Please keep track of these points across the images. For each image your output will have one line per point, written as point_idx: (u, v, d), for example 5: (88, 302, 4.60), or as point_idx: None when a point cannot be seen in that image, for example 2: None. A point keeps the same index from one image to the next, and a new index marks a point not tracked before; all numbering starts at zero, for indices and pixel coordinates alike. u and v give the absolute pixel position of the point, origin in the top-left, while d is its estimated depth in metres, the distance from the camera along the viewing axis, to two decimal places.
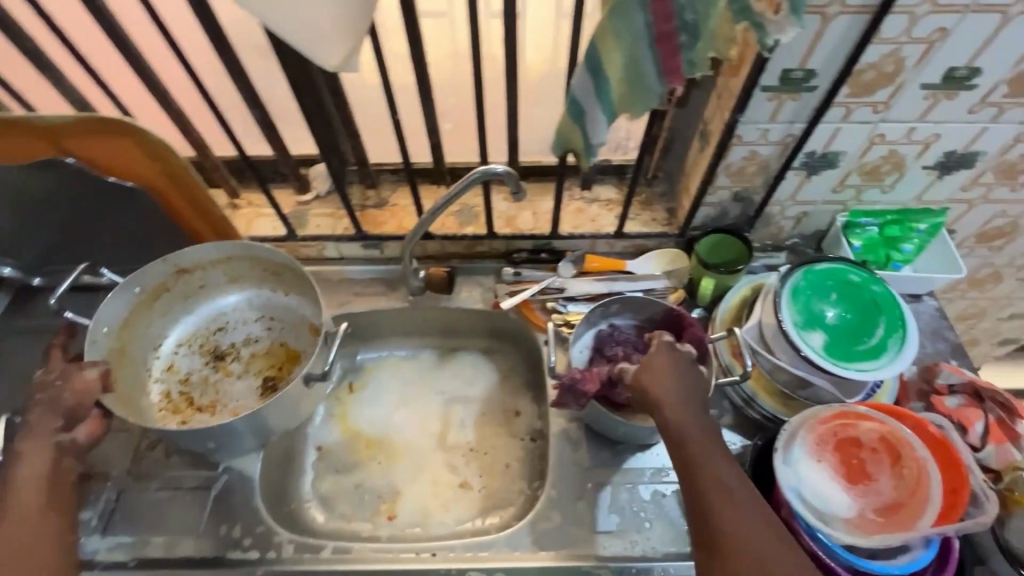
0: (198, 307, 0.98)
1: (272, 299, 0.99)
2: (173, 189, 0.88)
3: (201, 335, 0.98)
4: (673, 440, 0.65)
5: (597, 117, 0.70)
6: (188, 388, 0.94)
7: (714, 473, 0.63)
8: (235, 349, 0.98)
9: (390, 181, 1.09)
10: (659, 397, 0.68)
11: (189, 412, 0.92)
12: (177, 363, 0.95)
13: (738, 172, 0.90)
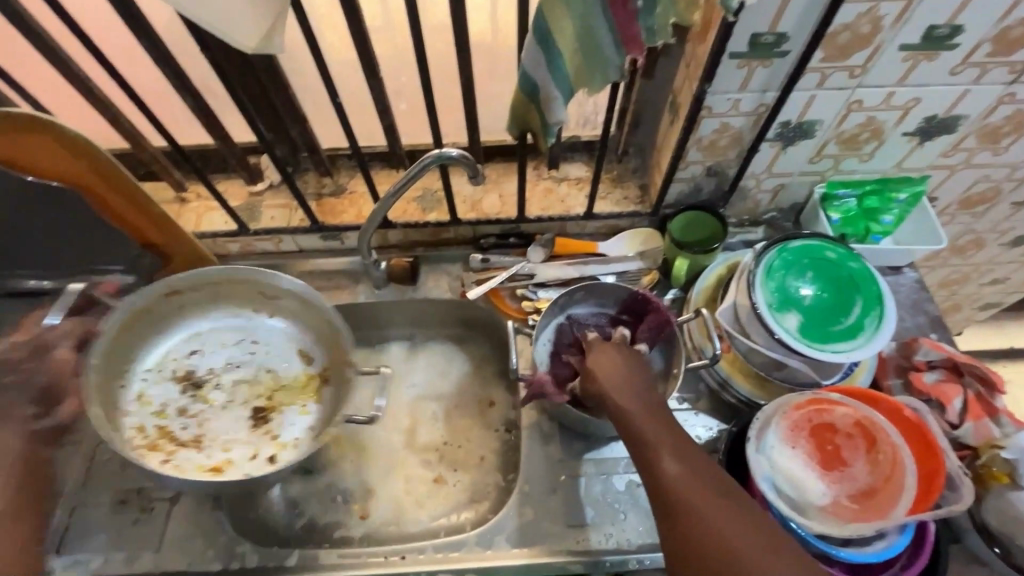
0: (174, 331, 0.87)
1: (263, 322, 0.89)
2: (105, 186, 0.82)
3: (173, 359, 0.86)
4: (637, 433, 0.63)
5: (552, 95, 0.64)
6: (166, 422, 0.80)
7: (680, 464, 0.60)
8: (216, 376, 0.86)
9: (348, 167, 1.03)
10: (618, 389, 0.66)
11: (171, 450, 0.78)
12: (149, 392, 0.82)
13: (709, 146, 0.85)
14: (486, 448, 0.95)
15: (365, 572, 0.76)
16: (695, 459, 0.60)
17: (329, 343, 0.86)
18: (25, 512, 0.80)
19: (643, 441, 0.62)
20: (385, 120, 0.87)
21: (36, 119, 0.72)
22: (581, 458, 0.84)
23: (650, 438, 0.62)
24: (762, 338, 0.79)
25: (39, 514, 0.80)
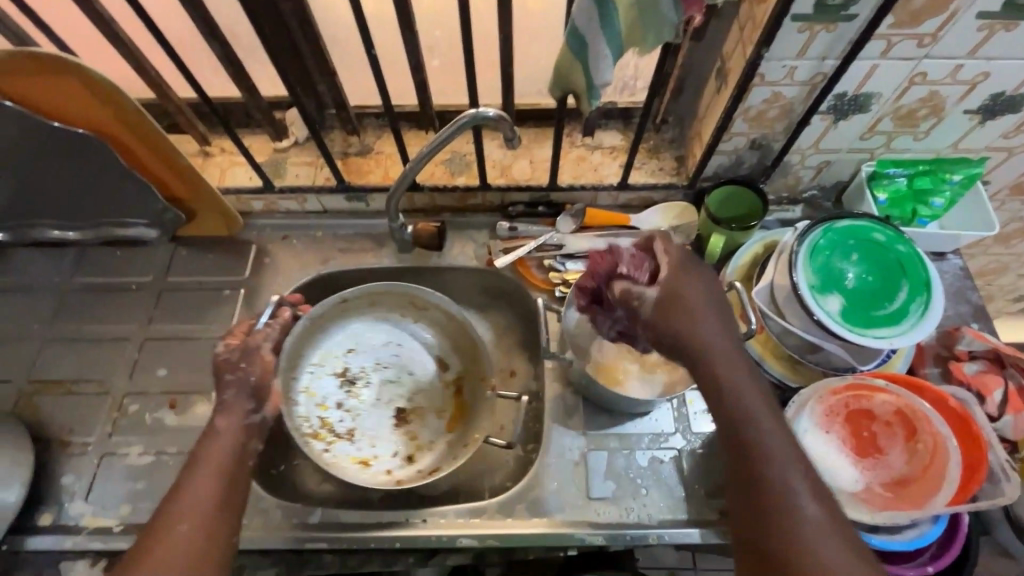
0: (336, 327, 0.92)
1: (411, 329, 0.95)
2: (131, 136, 0.80)
3: (332, 355, 0.91)
4: (705, 378, 0.59)
5: (601, 53, 0.61)
6: (327, 414, 0.87)
7: (751, 412, 0.56)
8: (366, 373, 0.92)
9: (375, 126, 1.00)
10: (686, 330, 0.60)
11: (331, 438, 0.86)
12: (310, 385, 0.88)
13: (757, 117, 0.81)
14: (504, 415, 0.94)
15: (385, 533, 0.75)
16: (767, 411, 0.57)
17: (467, 353, 0.93)
18: (54, 459, 0.82)
19: (712, 388, 0.58)
20: (418, 78, 0.83)
21: (59, 61, 0.69)
22: (605, 432, 0.83)
23: (719, 386, 0.58)
24: (799, 319, 0.78)
25: (67, 461, 0.81)
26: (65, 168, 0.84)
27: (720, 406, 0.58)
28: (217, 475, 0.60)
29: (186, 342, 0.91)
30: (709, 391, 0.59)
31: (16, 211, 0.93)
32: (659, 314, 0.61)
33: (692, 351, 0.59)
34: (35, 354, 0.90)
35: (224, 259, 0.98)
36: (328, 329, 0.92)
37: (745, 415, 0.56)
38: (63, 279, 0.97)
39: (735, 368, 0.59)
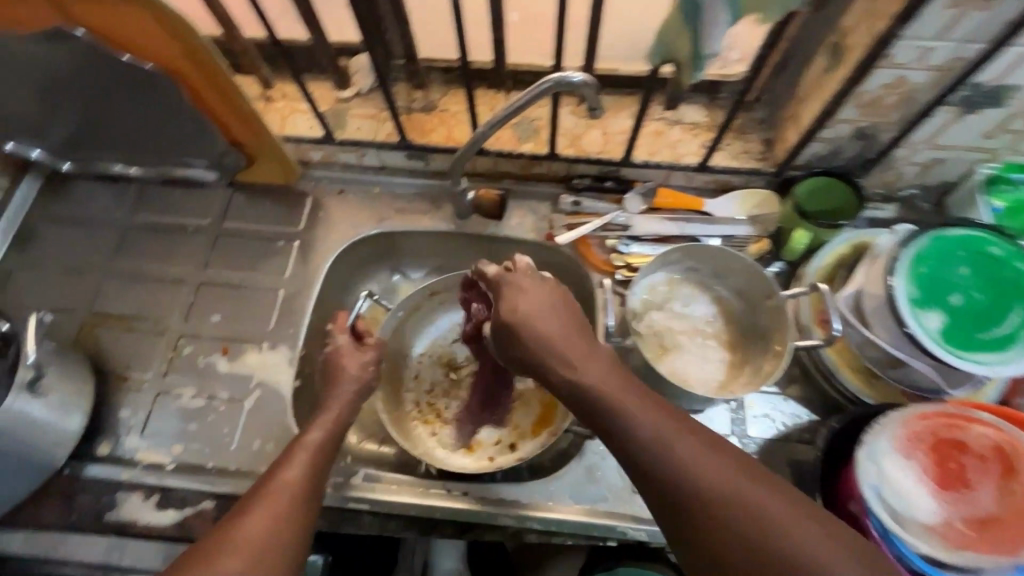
0: (438, 316, 0.95)
1: None
2: (197, 74, 0.77)
3: (439, 344, 0.94)
4: (584, 405, 0.56)
5: (718, 19, 0.54)
6: (436, 400, 0.90)
7: (643, 422, 0.52)
8: (471, 360, 0.93)
9: (441, 82, 0.95)
10: (536, 336, 0.58)
11: (438, 424, 0.88)
12: (421, 374, 0.92)
13: (870, 103, 0.72)
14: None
15: (426, 502, 0.75)
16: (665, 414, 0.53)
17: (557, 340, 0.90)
18: (112, 391, 0.84)
19: (596, 403, 0.55)
20: (497, 33, 0.77)
21: None
22: None
23: (601, 405, 0.54)
24: (886, 331, 0.71)
25: (125, 395, 0.83)
26: (131, 103, 0.83)
27: (616, 426, 0.53)
28: (312, 465, 0.62)
29: (240, 290, 0.91)
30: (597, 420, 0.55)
31: (83, 143, 0.93)
32: (506, 330, 0.60)
33: (565, 386, 0.57)
34: (97, 287, 0.92)
35: (281, 208, 0.97)
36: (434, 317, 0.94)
37: (641, 426, 0.52)
38: (125, 215, 0.98)
39: (579, 376, 0.56)
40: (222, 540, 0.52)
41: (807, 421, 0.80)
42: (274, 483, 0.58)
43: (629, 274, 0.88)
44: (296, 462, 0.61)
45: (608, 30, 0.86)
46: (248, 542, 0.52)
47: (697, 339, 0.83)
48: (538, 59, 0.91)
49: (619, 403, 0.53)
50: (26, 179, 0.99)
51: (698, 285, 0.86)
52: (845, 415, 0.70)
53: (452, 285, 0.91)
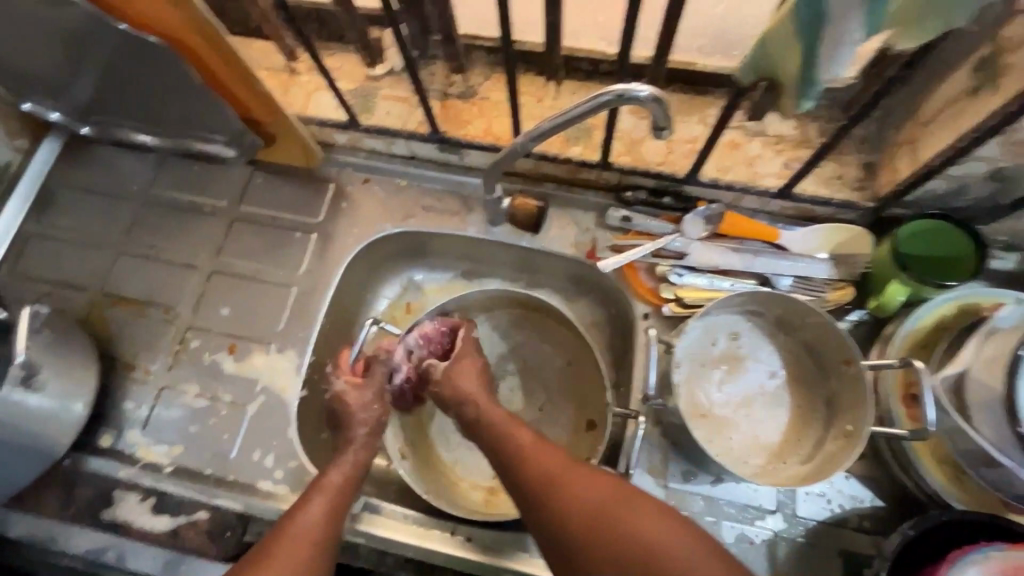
0: None
1: (539, 332, 0.86)
2: (207, 48, 0.68)
3: None
4: (552, 513, 0.55)
5: (846, 35, 0.40)
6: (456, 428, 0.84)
7: (621, 520, 0.51)
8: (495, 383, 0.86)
9: (484, 64, 0.83)
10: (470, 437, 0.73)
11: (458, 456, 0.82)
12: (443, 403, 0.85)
13: (1022, 142, 0.56)
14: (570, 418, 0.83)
15: (425, 545, 0.69)
16: (639, 505, 0.52)
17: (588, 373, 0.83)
18: (117, 380, 0.81)
19: (568, 506, 0.54)
20: (551, 17, 0.64)
21: None
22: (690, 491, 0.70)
23: (573, 515, 0.53)
24: (992, 430, 0.58)
25: (129, 386, 0.80)
26: (141, 73, 0.75)
27: (602, 535, 0.51)
28: (330, 513, 0.60)
29: (252, 283, 0.85)
30: (570, 527, 0.53)
31: (98, 108, 0.87)
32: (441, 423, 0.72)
33: (535, 487, 0.57)
34: (109, 265, 0.88)
35: (300, 195, 0.89)
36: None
37: (621, 532, 0.50)
38: (142, 188, 0.92)
39: (546, 469, 0.57)
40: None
41: (870, 507, 0.69)
42: (281, 540, 0.56)
43: (678, 310, 0.76)
44: (305, 515, 0.58)
45: (688, 16, 0.71)
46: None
47: (755, 401, 0.72)
48: (600, 45, 0.76)
49: (586, 492, 0.54)
50: (46, 140, 0.94)
51: (765, 336, 0.74)
52: (922, 523, 0.58)
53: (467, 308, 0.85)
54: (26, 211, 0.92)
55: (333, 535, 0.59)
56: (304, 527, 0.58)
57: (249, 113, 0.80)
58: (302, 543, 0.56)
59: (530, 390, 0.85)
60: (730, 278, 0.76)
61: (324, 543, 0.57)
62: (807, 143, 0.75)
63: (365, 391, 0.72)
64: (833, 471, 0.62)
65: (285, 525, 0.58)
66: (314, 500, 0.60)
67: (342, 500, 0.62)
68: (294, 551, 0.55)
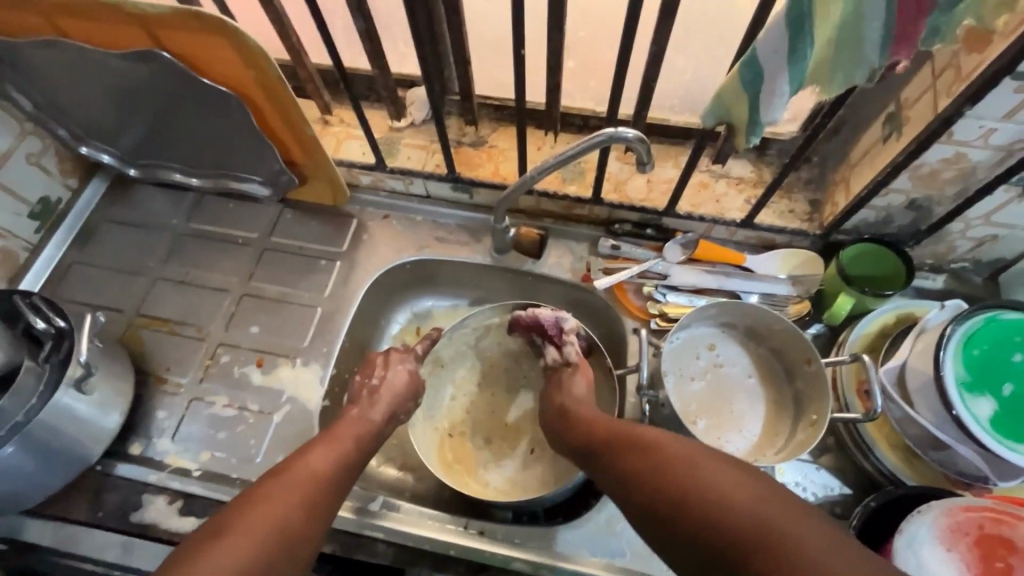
0: (467, 359, 0.96)
1: (540, 352, 0.96)
2: (266, 99, 0.80)
3: (470, 388, 0.95)
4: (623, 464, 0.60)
5: (779, 89, 0.54)
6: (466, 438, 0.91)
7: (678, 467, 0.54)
8: (502, 400, 0.94)
9: (492, 119, 0.98)
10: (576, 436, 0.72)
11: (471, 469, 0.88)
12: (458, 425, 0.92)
13: (926, 176, 0.71)
14: None
15: (441, 538, 0.74)
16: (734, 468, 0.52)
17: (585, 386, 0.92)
18: (149, 393, 0.87)
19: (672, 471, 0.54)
20: (552, 78, 0.79)
21: (222, 24, 0.69)
22: None
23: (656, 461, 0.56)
24: (929, 411, 0.68)
25: (160, 398, 0.86)
26: (201, 117, 0.87)
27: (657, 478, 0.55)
28: (335, 461, 0.64)
29: (280, 305, 0.94)
30: (639, 481, 0.57)
31: (148, 152, 0.98)
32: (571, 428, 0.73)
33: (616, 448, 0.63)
34: (146, 290, 0.96)
35: (326, 228, 1.00)
36: (462, 356, 0.96)
37: (683, 481, 0.52)
38: (179, 222, 1.02)
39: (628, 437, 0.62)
40: (251, 497, 0.56)
41: (840, 495, 0.77)
42: (298, 468, 0.60)
43: (663, 323, 0.87)
44: (320, 453, 0.63)
45: (662, 82, 0.87)
46: (266, 515, 0.54)
47: (734, 401, 0.82)
48: (589, 104, 0.92)
49: (664, 453, 0.57)
50: (93, 180, 1.04)
51: (736, 343, 0.85)
52: (883, 495, 0.68)
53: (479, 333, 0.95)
54: (68, 242, 1.00)
55: (337, 480, 0.62)
56: (316, 464, 0.62)
57: (289, 156, 0.92)
58: (317, 475, 0.61)
59: (535, 403, 0.94)
60: (706, 296, 0.89)
61: (335, 484, 0.62)
62: (763, 184, 0.90)
63: (395, 372, 0.78)
64: (802, 453, 0.72)
65: (298, 459, 0.62)
66: (330, 443, 0.65)
67: (354, 457, 0.66)
68: (302, 484, 0.59)
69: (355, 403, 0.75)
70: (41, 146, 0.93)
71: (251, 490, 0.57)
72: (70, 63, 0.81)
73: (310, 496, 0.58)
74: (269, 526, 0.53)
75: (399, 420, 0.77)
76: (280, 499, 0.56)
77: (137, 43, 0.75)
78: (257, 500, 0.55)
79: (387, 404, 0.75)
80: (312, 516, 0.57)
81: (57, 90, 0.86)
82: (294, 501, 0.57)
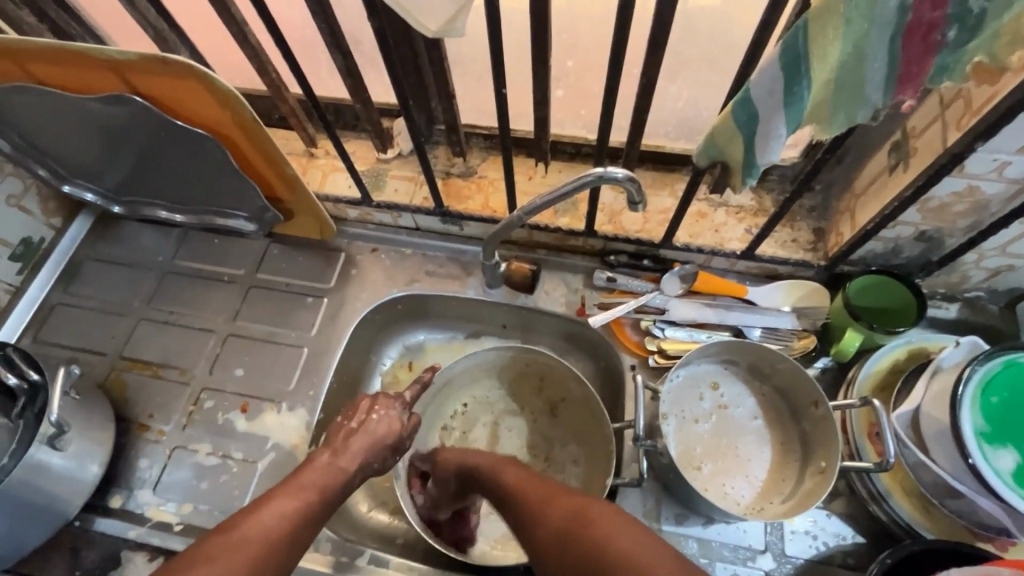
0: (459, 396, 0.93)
1: (536, 388, 0.92)
2: (244, 138, 0.78)
3: (463, 425, 0.91)
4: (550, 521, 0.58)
5: (774, 131, 0.51)
6: None
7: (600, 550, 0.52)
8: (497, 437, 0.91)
9: (481, 148, 0.95)
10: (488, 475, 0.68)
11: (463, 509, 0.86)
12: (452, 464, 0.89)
13: (936, 210, 0.67)
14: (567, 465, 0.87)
15: None
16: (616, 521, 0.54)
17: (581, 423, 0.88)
18: (130, 442, 0.85)
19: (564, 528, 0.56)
20: (539, 111, 0.77)
21: (194, 69, 0.66)
22: (683, 533, 0.74)
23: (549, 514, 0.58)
24: (946, 460, 0.64)
25: (143, 445, 0.84)
26: (180, 157, 0.84)
27: (582, 550, 0.53)
28: (290, 517, 0.60)
29: (265, 345, 0.91)
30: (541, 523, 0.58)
31: (130, 190, 0.95)
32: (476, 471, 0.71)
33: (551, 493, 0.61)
34: (129, 331, 0.93)
35: (313, 263, 0.97)
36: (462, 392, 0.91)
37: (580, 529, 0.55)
38: (165, 259, 0.99)
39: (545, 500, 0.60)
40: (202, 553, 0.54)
41: (852, 544, 0.73)
42: (247, 525, 0.58)
43: (662, 360, 0.84)
44: (278, 505, 0.61)
45: (655, 109, 0.84)
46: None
47: (738, 443, 0.78)
48: (582, 131, 0.89)
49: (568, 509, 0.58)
50: (78, 218, 1.02)
51: (739, 381, 0.81)
52: (898, 551, 0.64)
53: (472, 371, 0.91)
54: (52, 283, 0.98)
55: (292, 536, 0.59)
56: (269, 520, 0.59)
57: (273, 192, 0.89)
58: (269, 531, 0.58)
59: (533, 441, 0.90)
60: (707, 331, 0.85)
61: (287, 539, 0.59)
62: (764, 212, 0.86)
63: (377, 417, 0.74)
64: (814, 505, 0.68)
65: (251, 514, 0.59)
66: (292, 494, 0.63)
67: (314, 511, 0.63)
68: (249, 543, 0.56)
69: (328, 446, 0.71)
70: (21, 186, 0.91)
71: (194, 550, 0.55)
72: (45, 106, 0.78)
73: (259, 557, 0.56)
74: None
75: (373, 469, 0.72)
76: (228, 560, 0.54)
77: (110, 86, 0.73)
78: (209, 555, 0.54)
79: (361, 451, 0.70)
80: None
81: (33, 133, 0.84)
82: (239, 561, 0.54)
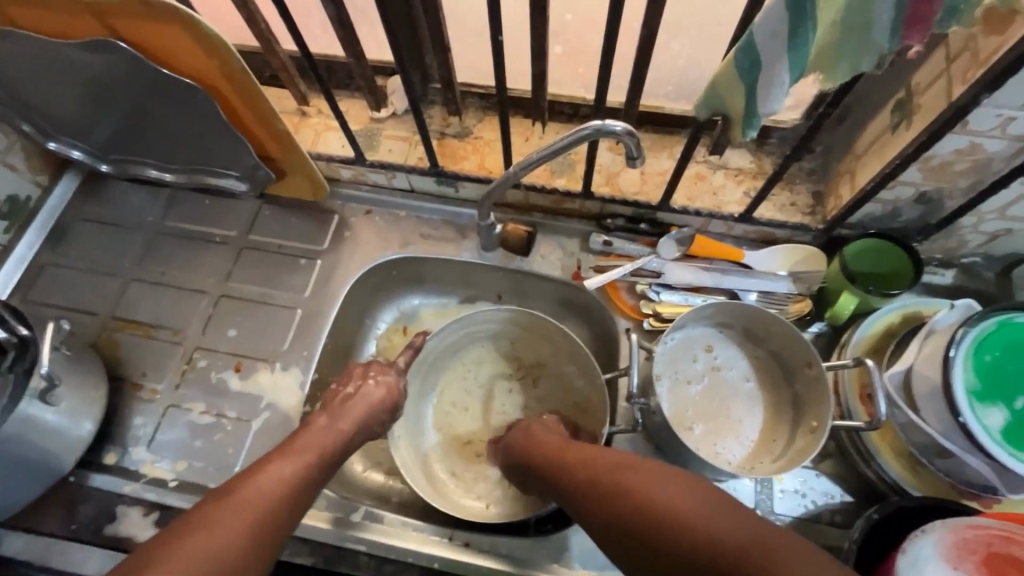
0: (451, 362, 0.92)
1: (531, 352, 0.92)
2: (234, 92, 0.76)
3: (455, 392, 0.91)
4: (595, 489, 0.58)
5: (778, 76, 0.49)
6: (453, 445, 0.88)
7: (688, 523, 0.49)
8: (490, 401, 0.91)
9: (477, 108, 0.93)
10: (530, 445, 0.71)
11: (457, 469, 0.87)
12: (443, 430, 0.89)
13: (937, 169, 0.67)
14: (561, 429, 0.88)
15: (424, 550, 0.74)
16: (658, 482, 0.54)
17: (575, 387, 0.89)
18: (124, 400, 0.84)
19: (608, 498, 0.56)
20: (536, 66, 0.75)
21: (181, 14, 0.64)
22: None
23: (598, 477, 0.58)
24: (936, 419, 0.65)
25: (136, 404, 0.84)
26: (167, 112, 0.82)
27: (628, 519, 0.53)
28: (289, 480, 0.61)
29: (259, 306, 0.90)
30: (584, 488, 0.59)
31: (118, 147, 0.93)
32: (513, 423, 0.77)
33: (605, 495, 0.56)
34: (121, 291, 0.92)
35: (306, 225, 0.95)
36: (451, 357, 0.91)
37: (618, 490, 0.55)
38: (155, 219, 0.98)
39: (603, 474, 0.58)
40: (201, 518, 0.54)
41: (840, 502, 0.74)
42: (246, 488, 0.58)
43: (657, 324, 0.83)
44: (275, 469, 0.61)
45: (655, 67, 0.82)
46: (206, 545, 0.52)
47: (731, 405, 0.79)
48: (580, 91, 0.87)
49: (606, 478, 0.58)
50: (65, 176, 1.00)
51: (733, 345, 0.81)
52: (886, 507, 0.65)
53: (466, 340, 0.91)
54: (41, 242, 0.96)
55: (292, 501, 0.60)
56: (265, 484, 0.59)
57: (264, 150, 0.87)
58: (265, 496, 0.58)
59: (525, 403, 0.91)
60: (702, 295, 0.84)
61: (284, 503, 0.59)
62: (763, 175, 0.85)
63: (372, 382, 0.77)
64: (802, 463, 0.68)
65: (247, 479, 0.59)
66: (287, 456, 0.64)
67: (311, 477, 0.63)
68: (244, 507, 0.56)
69: (324, 410, 0.73)
70: (6, 142, 0.89)
71: (191, 514, 0.55)
72: (26, 55, 0.76)
73: (256, 522, 0.56)
74: (206, 552, 0.51)
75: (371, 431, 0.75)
76: (223, 525, 0.54)
77: (92, 32, 0.71)
78: (211, 520, 0.54)
79: (358, 415, 0.73)
80: (254, 540, 0.55)
81: (15, 84, 0.81)
82: (237, 528, 0.54)
